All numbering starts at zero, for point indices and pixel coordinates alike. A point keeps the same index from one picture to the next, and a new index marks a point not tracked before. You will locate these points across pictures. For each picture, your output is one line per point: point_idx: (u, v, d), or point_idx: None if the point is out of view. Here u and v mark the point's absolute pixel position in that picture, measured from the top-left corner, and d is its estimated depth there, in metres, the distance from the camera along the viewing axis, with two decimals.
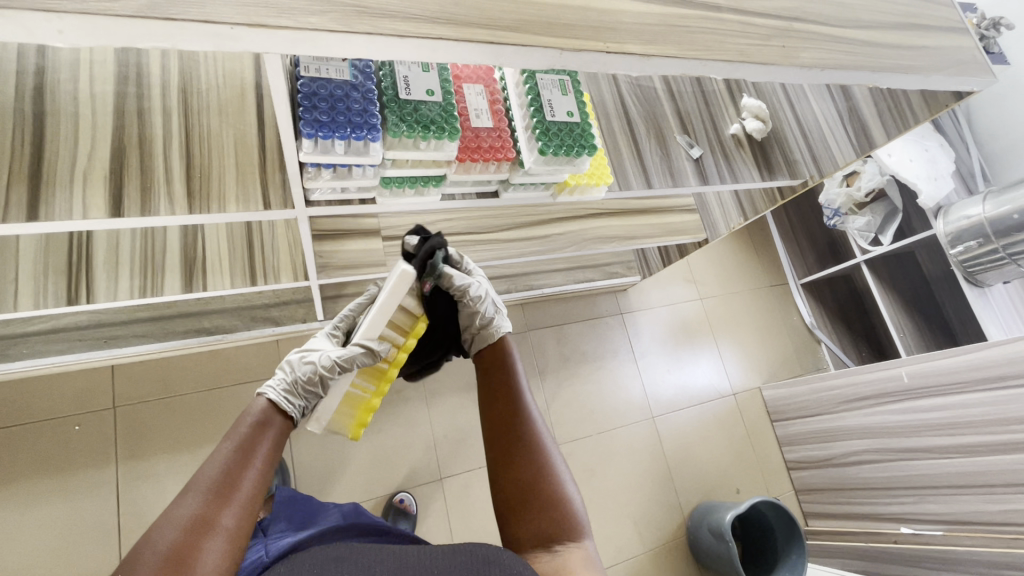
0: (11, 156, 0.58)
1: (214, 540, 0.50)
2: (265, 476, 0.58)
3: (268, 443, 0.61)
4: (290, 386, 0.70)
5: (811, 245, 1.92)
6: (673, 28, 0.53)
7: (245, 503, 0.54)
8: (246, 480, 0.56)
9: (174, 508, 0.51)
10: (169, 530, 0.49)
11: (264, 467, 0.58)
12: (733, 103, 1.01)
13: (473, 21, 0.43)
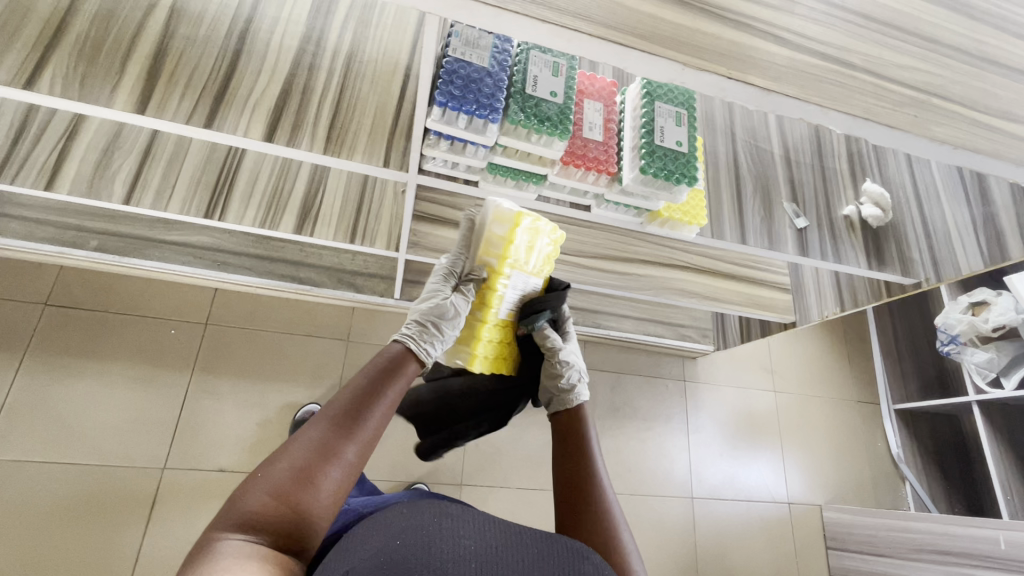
0: (209, 77, 0.71)
1: (336, 467, 0.54)
2: (387, 416, 0.62)
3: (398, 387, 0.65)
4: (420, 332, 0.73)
5: (915, 369, 1.74)
6: (801, 72, 0.53)
7: (366, 438, 0.59)
8: (374, 417, 0.60)
9: (311, 425, 0.57)
10: (303, 445, 0.55)
11: (390, 407, 0.63)
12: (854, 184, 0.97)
13: (609, 23, 0.47)
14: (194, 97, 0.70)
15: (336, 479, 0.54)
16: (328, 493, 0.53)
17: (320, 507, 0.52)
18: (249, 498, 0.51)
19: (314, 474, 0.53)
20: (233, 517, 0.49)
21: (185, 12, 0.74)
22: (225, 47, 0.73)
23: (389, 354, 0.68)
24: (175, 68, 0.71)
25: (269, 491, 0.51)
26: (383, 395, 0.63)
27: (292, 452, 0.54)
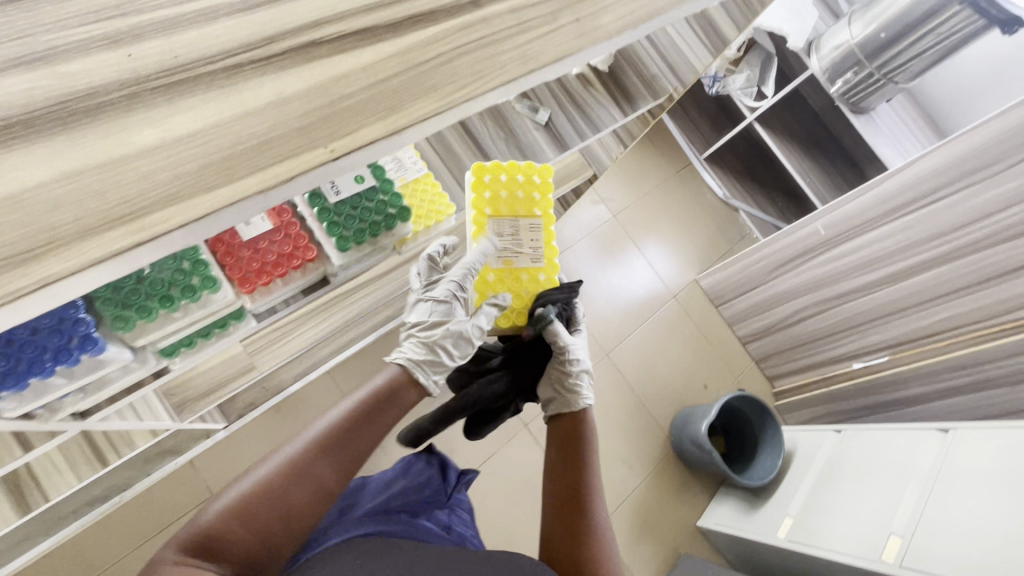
0: None
1: (303, 491, 0.57)
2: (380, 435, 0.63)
3: (387, 411, 0.64)
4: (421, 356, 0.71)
5: (702, 114, 1.83)
6: (420, 69, 0.37)
7: (345, 467, 0.60)
8: (355, 445, 0.61)
9: (292, 442, 0.59)
10: (279, 460, 0.57)
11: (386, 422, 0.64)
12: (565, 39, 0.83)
13: (99, 225, 0.28)
14: None
15: (312, 493, 0.57)
16: (290, 509, 0.56)
17: (278, 527, 0.55)
18: (219, 499, 0.54)
19: (285, 491, 0.56)
20: (187, 532, 0.52)
21: None
22: None
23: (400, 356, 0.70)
24: None
25: (234, 504, 0.54)
26: (371, 421, 0.62)
27: (261, 468, 0.57)
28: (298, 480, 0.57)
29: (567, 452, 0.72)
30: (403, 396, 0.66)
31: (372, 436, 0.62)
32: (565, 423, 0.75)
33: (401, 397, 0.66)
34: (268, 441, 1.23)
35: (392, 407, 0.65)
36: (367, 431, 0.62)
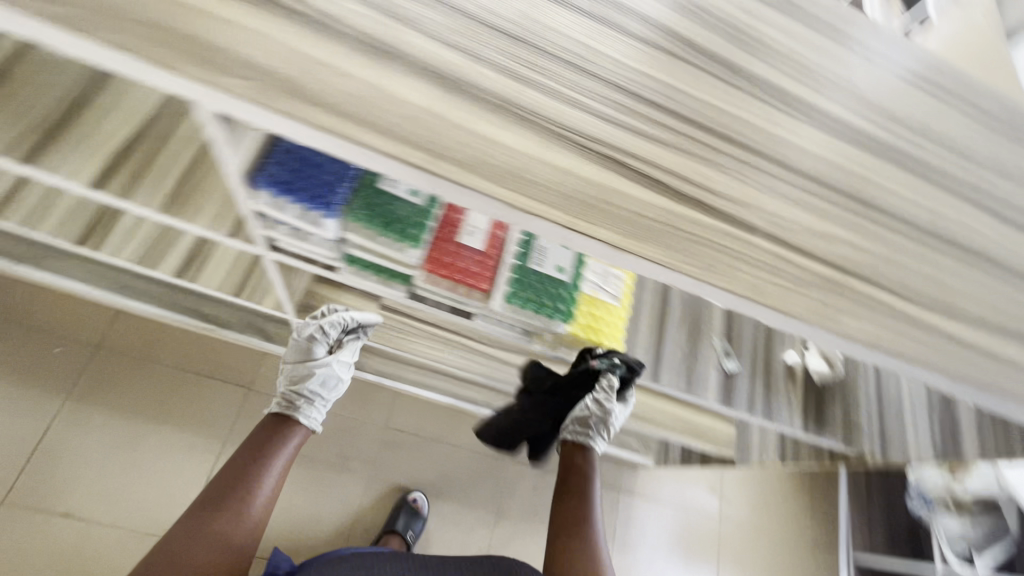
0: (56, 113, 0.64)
1: (233, 520, 0.77)
2: (290, 454, 0.91)
3: (290, 446, 0.91)
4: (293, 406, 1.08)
5: (885, 520, 1.54)
6: (670, 229, 0.44)
7: (267, 488, 0.84)
8: (271, 476, 0.85)
9: (221, 498, 0.79)
10: (223, 519, 0.77)
11: (270, 480, 0.84)
12: (796, 341, 0.87)
13: (415, 141, 0.39)
14: (19, 130, 0.61)
15: (224, 532, 0.75)
16: (241, 535, 0.77)
17: (245, 533, 0.78)
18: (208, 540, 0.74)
19: (191, 541, 0.73)
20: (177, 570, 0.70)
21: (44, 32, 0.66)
22: (79, 79, 0.66)
23: (273, 425, 0.92)
24: (5, 93, 0.62)
25: (209, 553, 0.73)
26: (282, 449, 0.89)
27: (213, 517, 0.76)
28: (241, 509, 0.79)
29: (569, 485, 1.02)
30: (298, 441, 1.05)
31: (284, 465, 0.88)
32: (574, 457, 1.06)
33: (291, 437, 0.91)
34: None
35: (291, 433, 0.92)
36: (274, 454, 0.87)
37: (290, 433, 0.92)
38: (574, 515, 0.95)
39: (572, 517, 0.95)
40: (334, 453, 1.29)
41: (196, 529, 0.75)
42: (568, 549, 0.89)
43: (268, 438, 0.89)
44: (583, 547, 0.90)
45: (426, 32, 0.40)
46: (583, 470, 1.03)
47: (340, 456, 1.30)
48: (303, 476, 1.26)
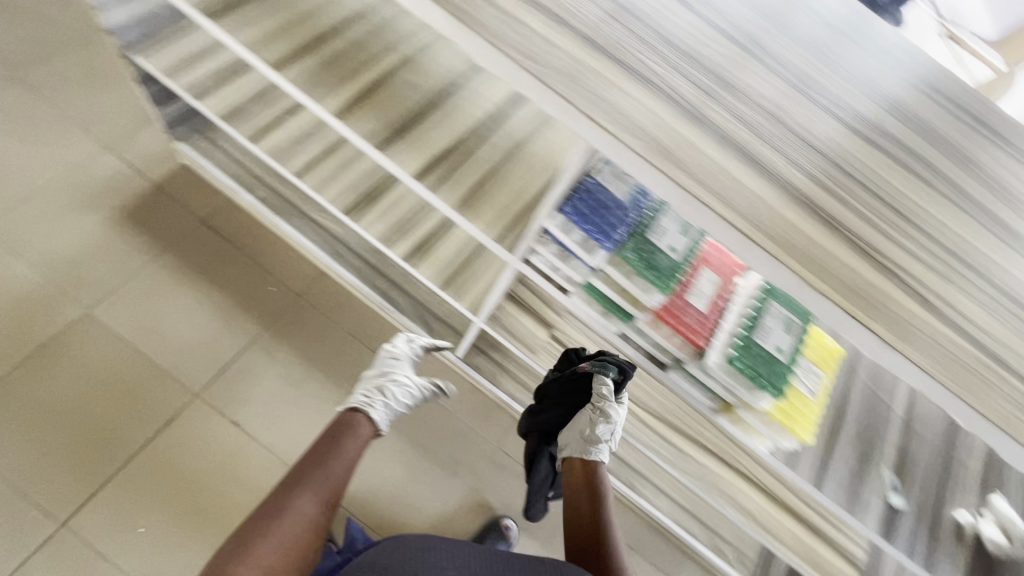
0: (403, 114, 0.84)
1: (289, 514, 0.81)
2: (350, 456, 0.93)
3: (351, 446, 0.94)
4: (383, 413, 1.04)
5: None
6: (924, 337, 0.50)
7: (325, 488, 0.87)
8: (330, 473, 0.88)
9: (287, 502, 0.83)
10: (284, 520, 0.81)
11: (341, 470, 0.90)
12: (984, 444, 0.83)
13: (736, 209, 0.50)
14: (380, 121, 0.82)
15: (308, 508, 0.83)
16: (295, 535, 0.80)
17: (292, 531, 0.80)
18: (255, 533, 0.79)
19: (283, 513, 0.81)
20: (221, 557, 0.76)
21: (414, 61, 0.88)
22: (425, 95, 0.86)
23: (349, 417, 0.98)
24: (383, 98, 0.83)
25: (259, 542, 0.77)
26: (343, 449, 0.93)
27: (276, 524, 0.80)
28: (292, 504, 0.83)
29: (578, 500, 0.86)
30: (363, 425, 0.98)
31: (344, 464, 0.91)
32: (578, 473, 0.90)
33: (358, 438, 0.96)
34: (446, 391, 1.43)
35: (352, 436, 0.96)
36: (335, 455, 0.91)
37: (358, 426, 0.98)
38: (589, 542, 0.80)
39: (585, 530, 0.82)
40: (447, 453, 1.38)
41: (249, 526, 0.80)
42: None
43: (337, 433, 0.95)
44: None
45: (773, 146, 0.53)
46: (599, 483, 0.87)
47: (451, 458, 1.38)
48: (416, 463, 1.36)
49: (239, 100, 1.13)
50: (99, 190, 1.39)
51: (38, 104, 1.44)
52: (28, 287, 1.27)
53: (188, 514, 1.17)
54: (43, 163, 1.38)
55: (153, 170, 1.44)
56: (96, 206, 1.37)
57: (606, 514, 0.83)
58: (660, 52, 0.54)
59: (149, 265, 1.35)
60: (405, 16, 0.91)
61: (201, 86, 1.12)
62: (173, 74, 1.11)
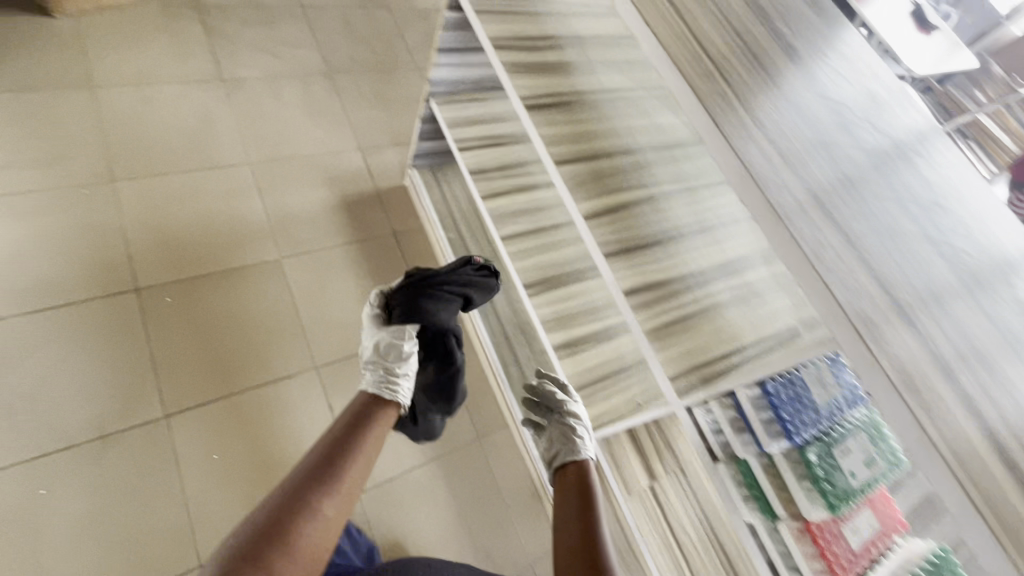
0: (635, 239, 0.95)
1: (313, 521, 0.73)
2: (365, 455, 0.86)
3: (368, 444, 0.87)
4: (385, 382, 1.00)
5: None
6: None
7: (342, 494, 0.78)
8: (348, 473, 0.81)
9: (307, 502, 0.74)
10: (307, 528, 0.72)
11: (356, 473, 0.82)
12: None
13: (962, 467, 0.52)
14: (615, 236, 0.93)
15: (327, 511, 0.75)
16: (319, 547, 0.72)
17: (314, 541, 0.71)
18: (265, 543, 0.68)
19: (307, 508, 0.73)
20: (224, 566, 0.65)
21: (656, 202, 1.01)
22: (658, 230, 0.97)
23: (364, 406, 0.95)
24: (624, 220, 0.96)
25: (275, 554, 0.67)
26: (360, 445, 0.86)
27: (299, 534, 0.70)
28: (310, 509, 0.74)
29: (565, 501, 0.82)
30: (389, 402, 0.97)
31: (362, 462, 0.84)
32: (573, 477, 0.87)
33: (373, 437, 0.89)
34: (510, 483, 1.41)
35: (365, 432, 0.89)
36: (353, 453, 0.84)
37: (378, 422, 0.92)
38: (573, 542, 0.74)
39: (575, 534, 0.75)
40: (485, 543, 1.33)
41: (254, 528, 0.70)
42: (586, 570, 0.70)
43: (348, 434, 0.87)
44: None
45: (1008, 419, 0.54)
46: (588, 490, 0.83)
47: (486, 550, 1.32)
48: (454, 536, 1.32)
49: (486, 164, 1.34)
50: (336, 177, 1.66)
51: (331, 99, 1.79)
52: (252, 220, 1.48)
53: (260, 471, 1.22)
54: (312, 139, 1.69)
55: (382, 180, 1.71)
56: (328, 187, 1.63)
57: (596, 516, 0.77)
58: (913, 285, 0.61)
59: (338, 248, 1.54)
60: (662, 166, 1.06)
61: (466, 141, 1.35)
62: (452, 125, 1.36)
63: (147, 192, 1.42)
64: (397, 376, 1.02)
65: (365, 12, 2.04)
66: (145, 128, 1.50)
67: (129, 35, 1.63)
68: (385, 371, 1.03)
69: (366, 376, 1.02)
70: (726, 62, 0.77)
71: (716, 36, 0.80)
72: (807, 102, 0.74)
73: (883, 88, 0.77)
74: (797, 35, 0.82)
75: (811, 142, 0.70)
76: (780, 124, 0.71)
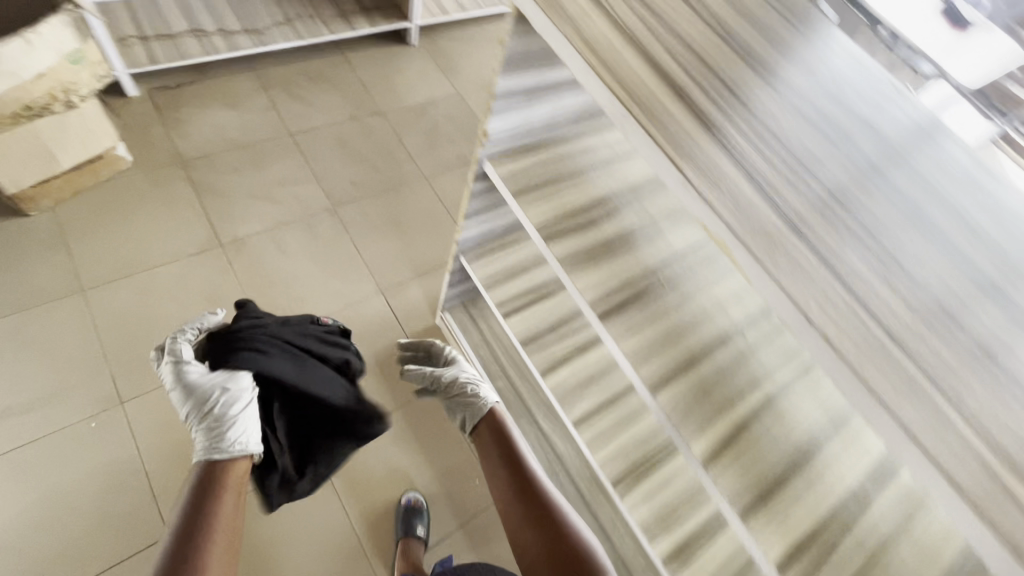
0: (762, 476, 0.76)
1: None
2: (227, 510, 0.88)
3: (227, 489, 0.92)
4: (202, 438, 0.96)
5: None
6: None
7: (219, 539, 0.84)
8: (221, 511, 0.87)
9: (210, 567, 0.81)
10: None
11: (219, 553, 0.83)
12: None
13: None
14: (740, 482, 0.76)
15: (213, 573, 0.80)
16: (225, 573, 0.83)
17: None
18: None
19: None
20: None
21: (776, 403, 0.81)
22: (789, 451, 0.78)
23: (207, 477, 0.92)
24: (745, 451, 0.77)
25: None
26: (222, 501, 0.89)
27: None
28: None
29: (505, 450, 1.13)
30: (228, 464, 0.95)
31: (231, 489, 0.92)
32: (490, 421, 1.18)
33: (222, 470, 0.94)
34: None
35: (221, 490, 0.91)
36: (215, 501, 0.88)
37: (226, 471, 0.94)
38: (523, 489, 1.06)
39: (517, 496, 1.05)
40: None
41: None
42: (537, 505, 1.03)
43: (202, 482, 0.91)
44: (545, 510, 1.02)
45: None
46: (507, 432, 1.16)
47: None
48: None
49: (534, 328, 1.15)
50: (361, 333, 1.49)
51: (340, 238, 1.63)
52: None
53: None
54: (328, 293, 1.52)
55: (410, 324, 1.54)
56: (354, 348, 1.47)
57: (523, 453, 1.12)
58: (947, 347, 0.49)
59: None
60: (767, 344, 0.86)
61: (505, 303, 1.17)
62: (488, 286, 1.18)
63: (159, 407, 1.26)
64: (214, 407, 0.97)
65: (359, 124, 1.88)
66: (146, 327, 1.35)
67: (114, 216, 1.48)
68: (199, 412, 0.97)
69: (197, 438, 0.97)
70: (694, 98, 0.62)
71: (681, 65, 0.63)
72: (814, 143, 0.59)
73: (893, 84, 0.63)
74: (800, 61, 0.63)
75: (831, 211, 0.56)
76: (778, 194, 0.56)
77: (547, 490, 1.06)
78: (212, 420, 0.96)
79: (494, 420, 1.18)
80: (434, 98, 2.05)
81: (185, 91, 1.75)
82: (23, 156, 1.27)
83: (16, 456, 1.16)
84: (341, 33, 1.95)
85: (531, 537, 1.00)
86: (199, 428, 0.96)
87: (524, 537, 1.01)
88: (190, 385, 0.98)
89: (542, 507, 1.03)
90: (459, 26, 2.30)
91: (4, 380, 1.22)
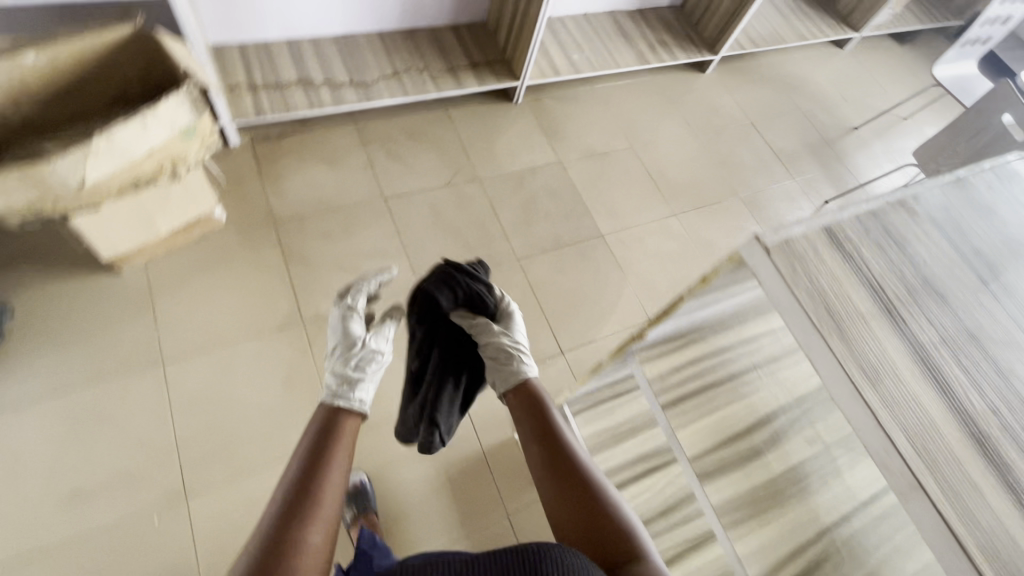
0: None
1: (309, 557, 0.66)
2: (343, 467, 0.77)
3: (343, 441, 0.81)
4: (336, 388, 0.94)
5: None
6: None
7: (332, 495, 0.73)
8: (335, 473, 0.75)
9: (323, 513, 0.70)
10: (319, 538, 0.68)
11: (331, 503, 0.72)
12: None
13: None
14: None
15: (316, 539, 0.68)
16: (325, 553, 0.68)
17: (315, 549, 0.67)
18: (309, 535, 0.67)
19: (311, 525, 0.68)
20: None
21: None
22: None
23: (329, 420, 0.84)
24: None
25: (316, 534, 0.68)
26: (336, 457, 0.78)
27: (315, 539, 0.67)
28: (305, 536, 0.67)
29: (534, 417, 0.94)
30: (349, 421, 0.86)
31: (348, 440, 0.82)
32: (521, 394, 0.99)
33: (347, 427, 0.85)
34: None
35: (339, 445, 0.80)
36: (332, 457, 0.77)
37: (346, 426, 0.85)
38: (552, 461, 0.88)
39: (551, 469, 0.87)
40: None
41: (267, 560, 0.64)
42: (574, 483, 0.85)
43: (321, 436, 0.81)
44: (579, 485, 0.85)
45: None
46: (540, 405, 0.96)
47: None
48: None
49: (643, 510, 1.00)
50: None
51: None
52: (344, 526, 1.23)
53: None
54: None
55: (487, 436, 1.42)
56: (426, 455, 1.36)
57: (556, 424, 0.92)
58: None
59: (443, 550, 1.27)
60: None
61: (613, 477, 1.05)
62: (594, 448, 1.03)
63: (222, 508, 1.19)
64: (359, 371, 0.99)
65: (454, 190, 1.78)
66: (219, 412, 1.28)
67: (202, 279, 1.43)
68: (342, 373, 0.98)
69: (326, 388, 0.94)
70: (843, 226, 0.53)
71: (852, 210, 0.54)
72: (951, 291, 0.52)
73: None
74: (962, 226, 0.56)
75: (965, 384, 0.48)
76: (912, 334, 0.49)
77: (583, 463, 0.88)
78: (347, 377, 0.97)
79: (528, 391, 1.00)
80: (534, 167, 1.94)
81: (285, 143, 1.70)
82: (124, 222, 1.22)
83: (76, 550, 1.10)
84: (447, 90, 1.86)
85: (570, 519, 0.83)
86: (338, 378, 0.97)
87: (555, 512, 0.85)
88: (348, 342, 1.06)
89: (576, 483, 0.85)
90: (567, 85, 2.18)
91: (75, 460, 1.17)
